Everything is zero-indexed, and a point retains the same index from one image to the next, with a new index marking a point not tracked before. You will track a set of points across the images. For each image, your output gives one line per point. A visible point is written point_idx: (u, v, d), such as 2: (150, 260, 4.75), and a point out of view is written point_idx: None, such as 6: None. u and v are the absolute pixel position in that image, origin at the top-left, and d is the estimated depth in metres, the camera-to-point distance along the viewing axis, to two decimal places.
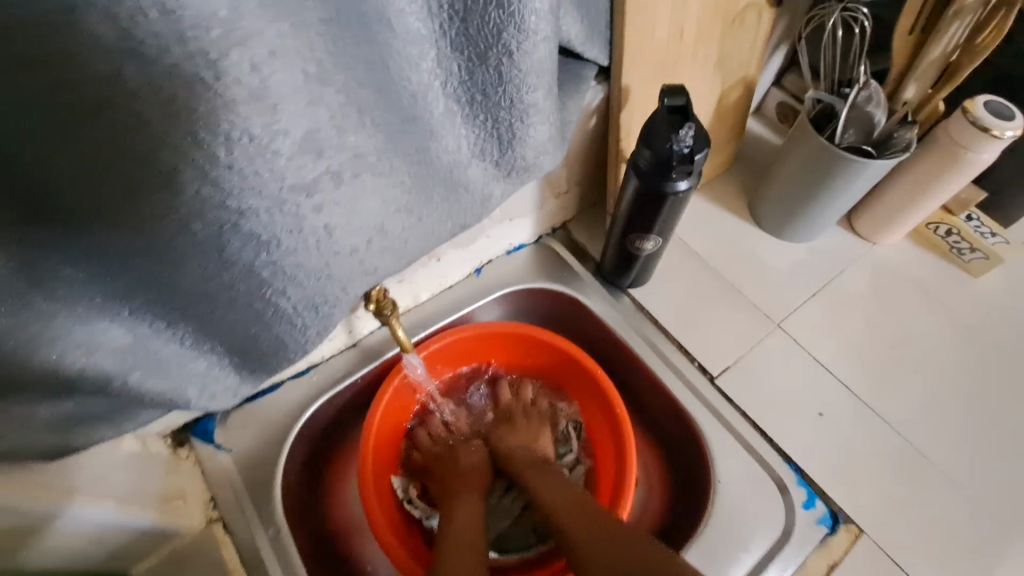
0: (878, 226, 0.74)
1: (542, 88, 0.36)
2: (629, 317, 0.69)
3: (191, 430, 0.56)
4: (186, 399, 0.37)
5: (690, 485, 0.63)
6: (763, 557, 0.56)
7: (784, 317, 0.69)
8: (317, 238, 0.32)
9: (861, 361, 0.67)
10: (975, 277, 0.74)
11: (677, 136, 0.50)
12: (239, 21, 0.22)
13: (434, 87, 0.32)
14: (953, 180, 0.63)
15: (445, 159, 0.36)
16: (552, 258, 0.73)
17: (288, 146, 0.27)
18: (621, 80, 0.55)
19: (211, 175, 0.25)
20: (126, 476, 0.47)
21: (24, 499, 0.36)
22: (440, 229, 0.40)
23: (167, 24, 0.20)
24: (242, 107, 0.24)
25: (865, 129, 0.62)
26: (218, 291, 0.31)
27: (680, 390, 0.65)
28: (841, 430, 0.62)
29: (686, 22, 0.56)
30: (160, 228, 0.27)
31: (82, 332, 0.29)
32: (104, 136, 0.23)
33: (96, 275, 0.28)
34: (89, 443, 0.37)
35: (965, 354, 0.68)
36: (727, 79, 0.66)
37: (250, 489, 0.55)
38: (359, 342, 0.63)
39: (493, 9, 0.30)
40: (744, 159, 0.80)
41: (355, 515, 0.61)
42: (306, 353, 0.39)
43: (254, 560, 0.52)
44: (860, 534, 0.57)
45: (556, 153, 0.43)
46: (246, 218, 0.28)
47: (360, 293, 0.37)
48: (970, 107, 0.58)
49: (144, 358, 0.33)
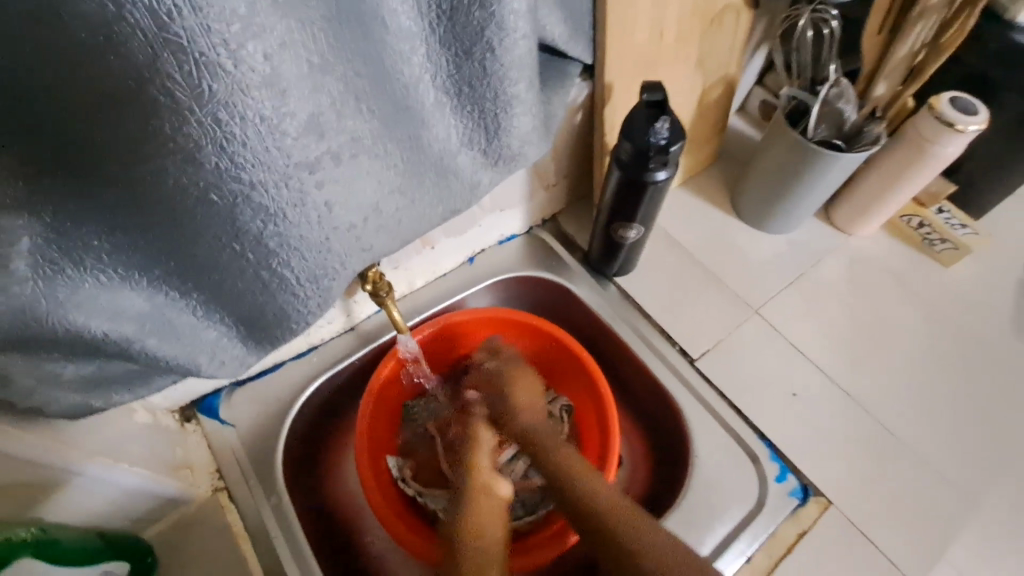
0: (854, 219, 0.77)
1: (523, 82, 0.39)
2: (614, 304, 0.73)
3: (198, 406, 0.60)
4: (197, 365, 0.40)
5: (671, 463, 0.67)
6: (737, 527, 0.59)
7: (762, 304, 0.73)
8: (318, 213, 0.35)
9: (835, 345, 0.70)
10: (946, 267, 0.76)
11: (654, 129, 0.53)
12: (254, 17, 0.25)
13: (424, 80, 0.36)
14: (920, 172, 0.67)
15: (435, 146, 0.40)
16: (541, 248, 0.76)
17: (294, 128, 0.30)
18: (604, 77, 0.58)
19: (227, 150, 0.29)
20: (138, 443, 0.50)
21: (48, 454, 0.39)
22: (432, 214, 0.44)
23: (196, 19, 0.24)
24: (255, 93, 0.27)
25: (836, 124, 0.66)
26: (229, 261, 0.35)
27: (662, 372, 0.68)
28: (814, 410, 0.65)
29: (666, 23, 0.59)
30: (181, 200, 0.30)
31: (105, 296, 0.33)
32: (134, 116, 0.26)
33: (120, 244, 0.32)
34: (108, 406, 0.40)
35: (936, 339, 0.71)
36: (709, 77, 0.69)
37: (253, 461, 0.58)
38: (358, 326, 0.66)
39: (476, 9, 0.33)
40: (726, 155, 0.84)
41: (354, 488, 0.65)
42: (307, 324, 0.42)
43: (257, 527, 0.55)
44: (829, 506, 0.60)
45: (541, 143, 0.46)
46: (257, 191, 0.31)
47: (356, 269, 0.41)
48: (935, 103, 0.62)
49: (159, 325, 0.36)
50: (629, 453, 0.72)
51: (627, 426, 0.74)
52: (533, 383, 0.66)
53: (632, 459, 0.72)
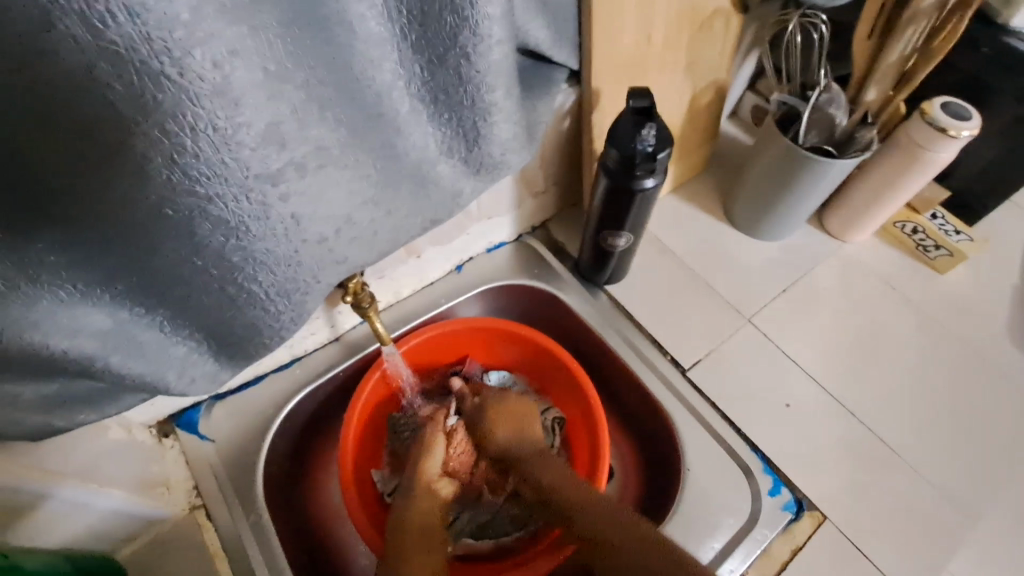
0: (846, 226, 0.75)
1: (502, 88, 0.38)
2: (604, 313, 0.71)
3: (176, 420, 0.58)
4: (166, 382, 0.39)
5: (663, 476, 0.65)
6: (729, 542, 0.58)
7: (754, 312, 0.71)
8: (284, 225, 0.34)
9: (829, 354, 0.69)
10: (941, 273, 0.75)
11: (640, 135, 0.52)
12: (200, 23, 0.24)
13: (398, 87, 0.35)
14: (915, 178, 0.66)
15: (413, 155, 0.39)
16: (530, 255, 0.75)
17: (251, 138, 0.29)
18: (590, 83, 0.57)
19: (178, 163, 0.27)
20: (109, 462, 0.48)
21: (8, 477, 0.38)
22: (410, 223, 0.42)
23: (134, 25, 0.23)
24: (206, 102, 0.26)
25: (827, 130, 0.65)
26: (192, 276, 0.34)
27: (653, 383, 0.67)
28: (807, 420, 0.64)
29: (653, 27, 0.58)
30: (136, 215, 0.29)
31: (65, 313, 0.31)
32: (81, 127, 0.25)
33: (77, 259, 0.30)
34: (73, 425, 0.39)
35: (931, 347, 0.70)
36: (699, 82, 0.68)
37: (232, 478, 0.56)
38: (342, 336, 0.65)
39: (447, 14, 0.32)
40: (718, 160, 0.83)
41: (336, 504, 0.64)
42: (280, 338, 0.41)
43: (234, 546, 0.53)
44: (824, 520, 0.59)
45: (524, 151, 0.45)
46: (215, 204, 0.30)
47: (330, 281, 0.39)
48: (926, 109, 0.61)
49: (124, 343, 0.35)
50: (621, 465, 0.71)
51: (620, 436, 0.72)
52: (522, 405, 0.64)
53: (623, 472, 0.71)
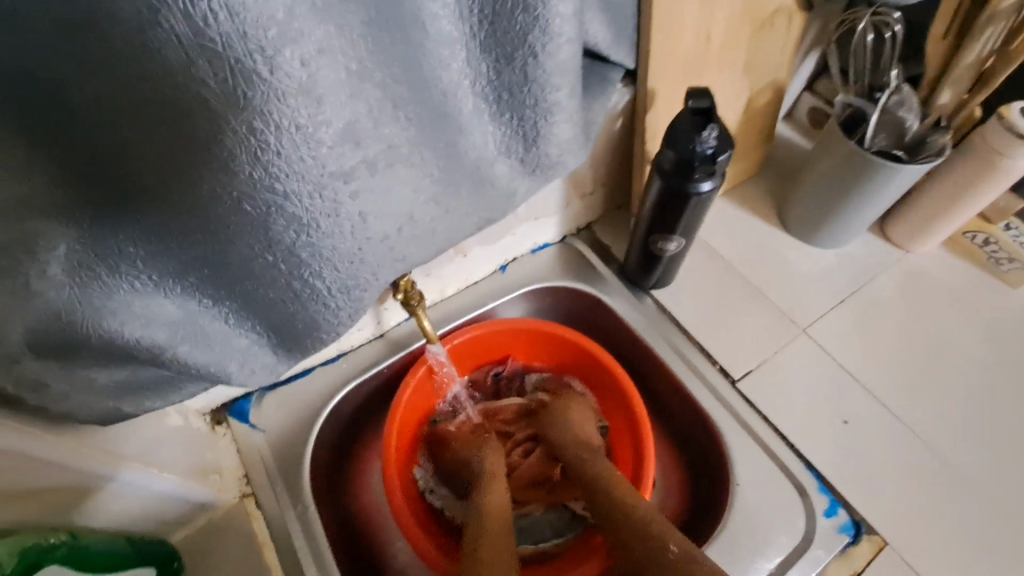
0: (909, 235, 0.72)
1: (566, 88, 0.38)
2: (651, 319, 0.69)
3: (228, 410, 0.60)
4: (227, 373, 0.40)
5: (709, 496, 0.63)
6: (781, 562, 0.56)
7: (809, 323, 0.68)
8: (352, 223, 0.34)
9: (889, 369, 0.65)
10: (1012, 287, 0.71)
11: (700, 138, 0.51)
12: (292, 22, 0.25)
13: (464, 86, 0.35)
14: (989, 188, 0.62)
15: (472, 154, 0.38)
16: (575, 257, 0.74)
17: (330, 136, 0.29)
18: (647, 82, 0.56)
19: (261, 160, 0.28)
20: (167, 446, 0.50)
21: (80, 460, 0.40)
22: (466, 222, 0.42)
23: (233, 23, 0.23)
24: (291, 100, 0.27)
25: (895, 134, 0.62)
26: (261, 271, 0.34)
27: (700, 391, 0.64)
28: (866, 438, 0.61)
29: (713, 27, 0.56)
30: (215, 210, 0.30)
31: (139, 302, 0.33)
32: (171, 121, 0.26)
33: (153, 251, 0.32)
34: (140, 411, 0.41)
35: (1003, 366, 0.65)
36: (757, 82, 0.66)
37: (279, 471, 0.57)
38: (387, 333, 0.65)
39: (519, 13, 0.32)
40: (773, 163, 0.80)
41: (377, 500, 0.64)
42: (337, 335, 0.41)
43: (283, 536, 0.54)
44: (884, 546, 0.56)
45: (580, 152, 0.44)
46: (290, 201, 0.31)
47: (389, 278, 0.40)
48: (1005, 113, 0.57)
49: (192, 335, 0.36)
50: (664, 475, 0.69)
51: (663, 448, 0.70)
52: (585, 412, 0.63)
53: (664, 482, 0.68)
